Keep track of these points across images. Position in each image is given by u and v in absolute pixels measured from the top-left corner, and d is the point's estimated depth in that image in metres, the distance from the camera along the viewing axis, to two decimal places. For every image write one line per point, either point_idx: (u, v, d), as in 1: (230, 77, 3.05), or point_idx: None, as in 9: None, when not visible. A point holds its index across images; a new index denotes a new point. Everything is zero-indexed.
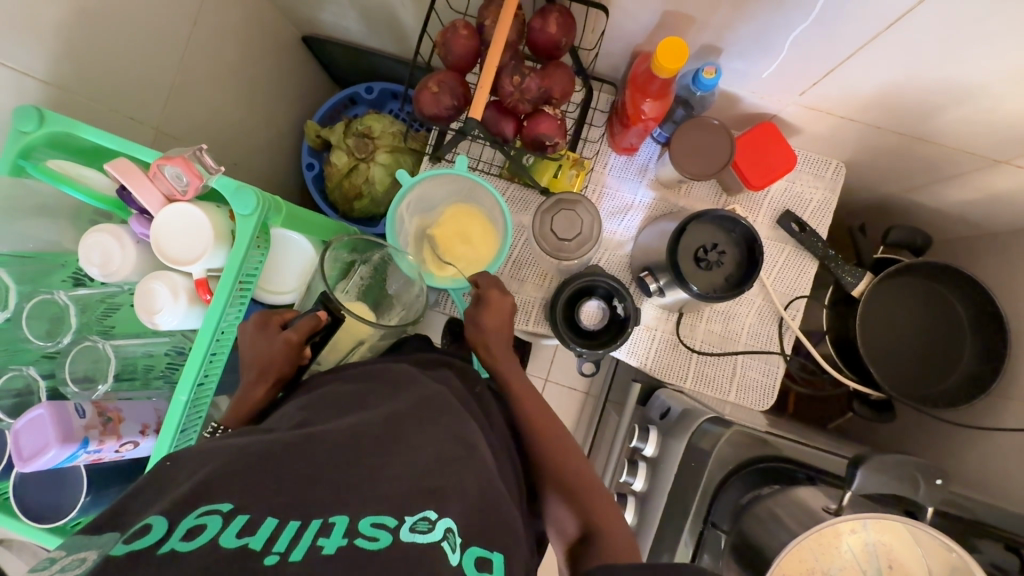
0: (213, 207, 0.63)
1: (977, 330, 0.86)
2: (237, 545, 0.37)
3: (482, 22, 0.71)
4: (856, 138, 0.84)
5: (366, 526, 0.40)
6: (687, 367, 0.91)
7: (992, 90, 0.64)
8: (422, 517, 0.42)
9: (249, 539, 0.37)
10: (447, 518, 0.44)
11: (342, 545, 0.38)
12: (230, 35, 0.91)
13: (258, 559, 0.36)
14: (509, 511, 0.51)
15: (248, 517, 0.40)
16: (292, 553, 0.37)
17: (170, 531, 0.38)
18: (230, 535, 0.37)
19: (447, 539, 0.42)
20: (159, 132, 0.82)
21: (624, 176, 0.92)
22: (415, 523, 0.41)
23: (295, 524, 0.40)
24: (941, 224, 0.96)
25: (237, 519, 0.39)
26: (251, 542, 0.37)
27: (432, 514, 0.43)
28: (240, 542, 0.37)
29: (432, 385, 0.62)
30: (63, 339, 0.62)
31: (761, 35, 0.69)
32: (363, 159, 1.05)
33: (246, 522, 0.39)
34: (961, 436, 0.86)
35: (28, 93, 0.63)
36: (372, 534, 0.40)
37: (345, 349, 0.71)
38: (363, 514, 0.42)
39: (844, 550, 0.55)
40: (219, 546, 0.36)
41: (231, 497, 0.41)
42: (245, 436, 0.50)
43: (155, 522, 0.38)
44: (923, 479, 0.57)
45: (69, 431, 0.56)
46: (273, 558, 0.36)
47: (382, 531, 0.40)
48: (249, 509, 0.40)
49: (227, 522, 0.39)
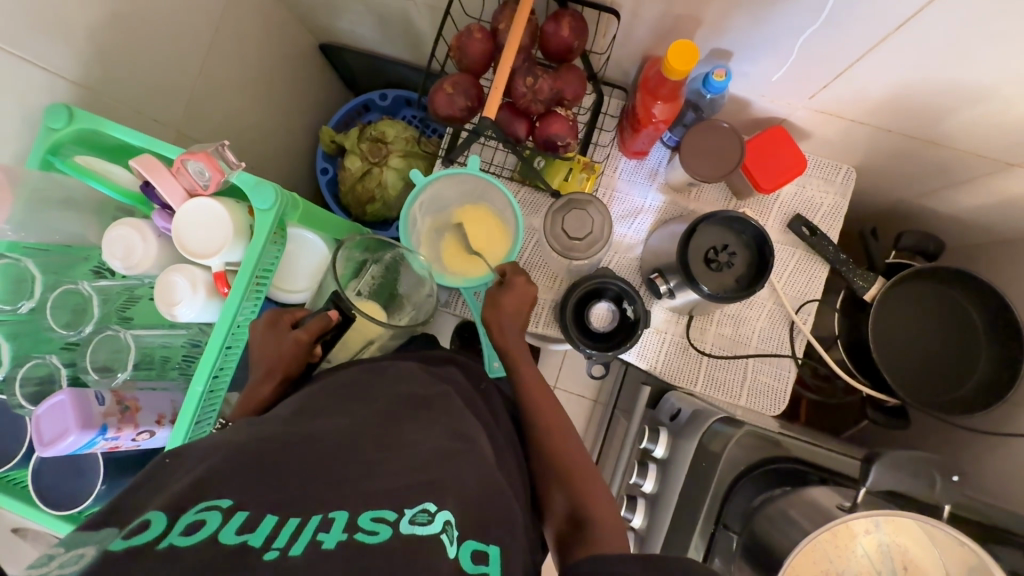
0: (232, 202, 0.64)
1: (993, 333, 0.85)
2: (237, 542, 0.37)
3: (496, 26, 0.72)
4: (867, 141, 0.84)
5: (365, 520, 0.41)
6: (697, 370, 0.91)
7: (1004, 91, 0.64)
8: (421, 510, 0.43)
9: (249, 536, 0.38)
10: (446, 511, 0.44)
11: (342, 540, 0.39)
12: (249, 43, 0.93)
13: (258, 552, 0.37)
14: (512, 513, 0.51)
15: (247, 514, 0.40)
16: (291, 548, 0.37)
17: (169, 526, 0.38)
18: (230, 531, 0.38)
19: (446, 533, 0.42)
20: (180, 135, 0.84)
21: (634, 180, 0.93)
22: (415, 515, 0.42)
23: (294, 521, 0.40)
24: (955, 231, 0.96)
25: (237, 516, 0.40)
26: (250, 540, 0.38)
27: (432, 507, 0.44)
28: (240, 538, 0.37)
29: (440, 385, 0.63)
30: (84, 329, 0.63)
31: (769, 37, 0.70)
32: (377, 163, 1.07)
33: (246, 519, 0.39)
34: (980, 444, 0.85)
35: (59, 93, 0.65)
36: (371, 528, 0.40)
37: (355, 347, 0.73)
38: (363, 510, 0.42)
39: (859, 552, 0.55)
40: (219, 541, 0.37)
41: (230, 492, 0.42)
42: (249, 433, 0.51)
43: (154, 518, 0.38)
44: (937, 477, 0.56)
45: (90, 417, 0.57)
46: (273, 553, 0.37)
47: (381, 525, 0.41)
48: (249, 505, 0.41)
49: (228, 517, 0.39)
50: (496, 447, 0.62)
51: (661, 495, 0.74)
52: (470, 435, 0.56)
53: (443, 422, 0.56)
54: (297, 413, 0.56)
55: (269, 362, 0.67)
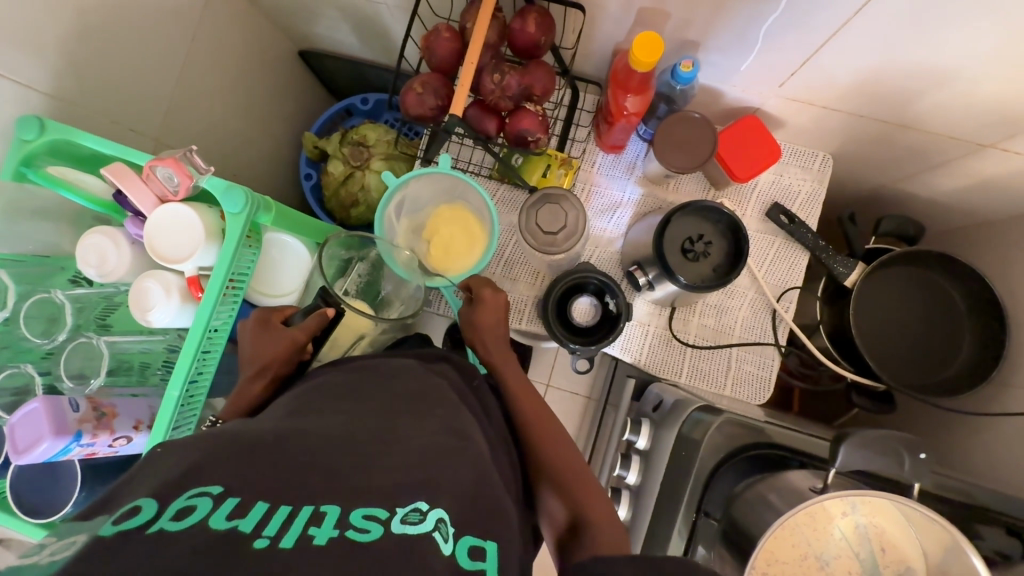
0: (204, 206, 0.65)
1: (975, 315, 0.85)
2: (225, 527, 0.37)
3: (463, 25, 0.73)
4: (842, 128, 0.84)
5: (356, 517, 0.40)
6: (681, 362, 0.91)
7: (969, 71, 0.64)
8: (414, 509, 0.42)
9: (240, 521, 0.38)
10: (439, 509, 0.43)
11: (333, 537, 0.38)
12: (227, 50, 0.94)
13: (248, 541, 0.36)
14: (501, 500, 0.51)
15: (238, 500, 0.40)
16: (282, 539, 0.37)
17: (160, 512, 0.38)
18: (220, 517, 0.38)
19: (439, 531, 0.41)
20: (159, 143, 0.85)
21: (612, 174, 0.93)
22: (406, 515, 0.41)
23: (285, 508, 0.40)
24: (935, 214, 0.96)
25: (227, 502, 0.40)
26: (240, 525, 0.38)
27: (423, 506, 0.43)
28: (230, 524, 0.38)
29: (432, 379, 0.63)
30: (58, 337, 0.64)
31: (736, 27, 0.70)
32: (359, 167, 1.07)
33: (235, 506, 0.40)
34: (967, 426, 0.84)
35: (31, 104, 0.66)
36: (363, 526, 0.40)
37: (346, 343, 0.74)
38: (355, 506, 0.42)
39: (837, 534, 0.57)
40: (210, 527, 0.37)
41: (220, 480, 0.42)
42: (237, 427, 0.51)
43: (145, 502, 0.39)
44: (909, 457, 0.56)
45: (63, 424, 0.58)
46: (263, 541, 0.37)
47: (372, 524, 0.40)
48: (240, 492, 0.41)
49: (219, 503, 0.40)
50: (483, 437, 0.62)
51: (644, 486, 0.73)
52: (463, 428, 0.56)
53: (429, 415, 0.56)
54: (287, 407, 0.57)
55: (261, 360, 0.68)
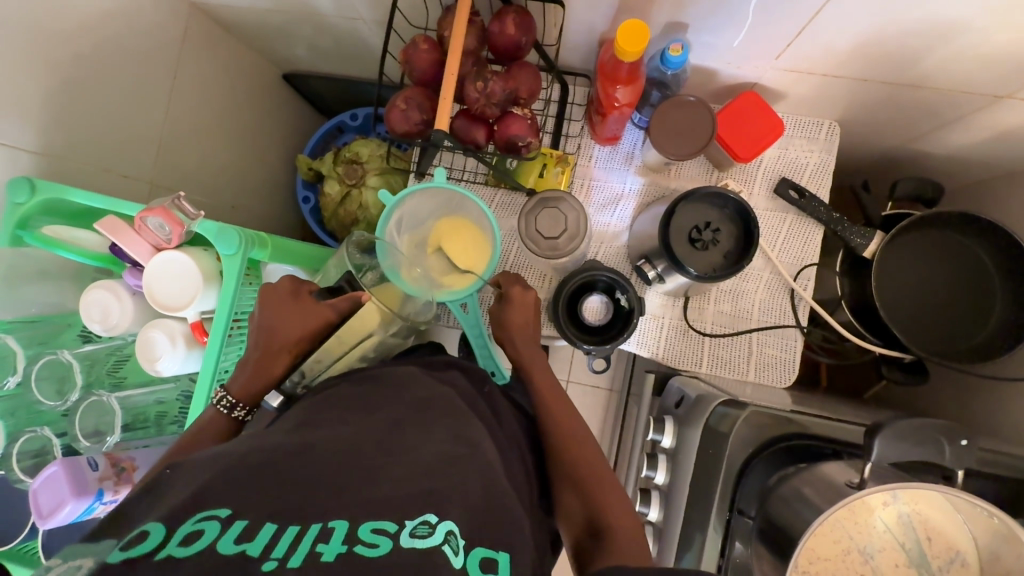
0: (199, 250, 0.64)
1: (1005, 273, 0.81)
2: (235, 551, 0.36)
3: (440, 34, 0.70)
4: (846, 94, 0.81)
5: (365, 532, 0.39)
6: (700, 351, 0.88)
7: (977, 23, 0.60)
8: (422, 521, 0.41)
9: (248, 545, 0.37)
10: (448, 521, 0.42)
11: (341, 553, 0.37)
12: (210, 80, 0.93)
13: (256, 565, 0.35)
14: (521, 510, 0.49)
15: (245, 522, 0.39)
16: (290, 559, 0.36)
17: (170, 536, 0.38)
18: (228, 541, 0.37)
19: (448, 543, 0.40)
20: (153, 185, 0.85)
21: (610, 166, 0.91)
22: (415, 528, 0.40)
23: (294, 528, 0.39)
24: (953, 171, 0.91)
25: (236, 524, 0.39)
26: (249, 548, 0.37)
27: (433, 518, 0.42)
28: (239, 548, 0.37)
29: (442, 389, 0.62)
30: (70, 398, 0.65)
31: (722, 3, 0.67)
32: (355, 185, 1.06)
33: (244, 527, 0.39)
34: (1006, 389, 0.81)
35: (20, 164, 0.66)
36: (372, 540, 0.39)
37: (351, 340, 0.70)
38: (362, 520, 0.40)
39: (880, 526, 0.55)
40: (217, 552, 0.36)
41: (227, 502, 0.41)
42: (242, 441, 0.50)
43: (153, 528, 0.38)
44: (946, 442, 0.54)
45: (84, 484, 0.59)
46: (270, 563, 0.36)
47: (381, 538, 0.39)
48: (248, 513, 0.40)
49: (227, 527, 0.39)
50: (501, 449, 0.61)
51: (673, 485, 0.72)
52: (471, 437, 0.55)
53: (440, 427, 0.54)
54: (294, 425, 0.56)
55: (275, 345, 0.66)
